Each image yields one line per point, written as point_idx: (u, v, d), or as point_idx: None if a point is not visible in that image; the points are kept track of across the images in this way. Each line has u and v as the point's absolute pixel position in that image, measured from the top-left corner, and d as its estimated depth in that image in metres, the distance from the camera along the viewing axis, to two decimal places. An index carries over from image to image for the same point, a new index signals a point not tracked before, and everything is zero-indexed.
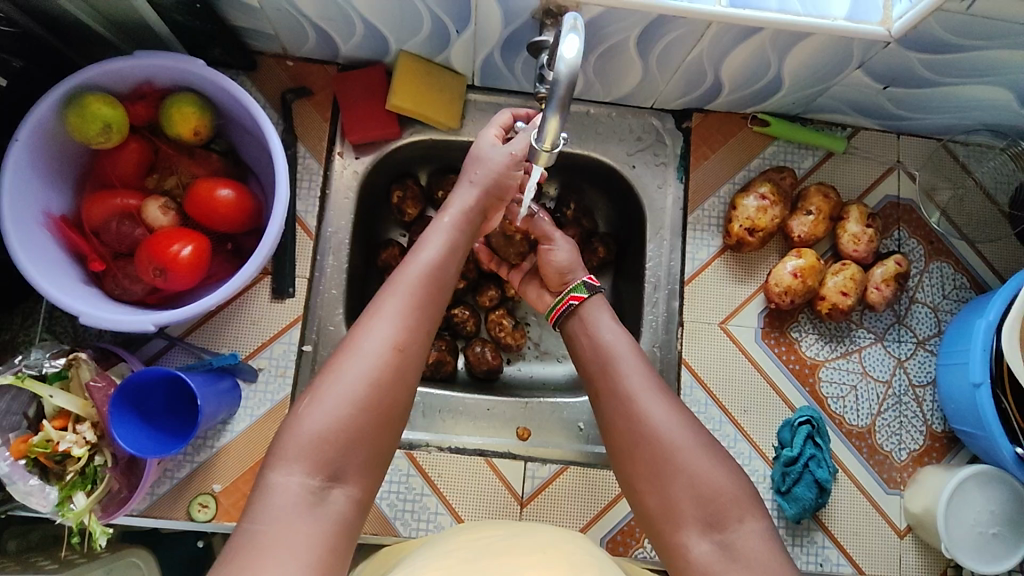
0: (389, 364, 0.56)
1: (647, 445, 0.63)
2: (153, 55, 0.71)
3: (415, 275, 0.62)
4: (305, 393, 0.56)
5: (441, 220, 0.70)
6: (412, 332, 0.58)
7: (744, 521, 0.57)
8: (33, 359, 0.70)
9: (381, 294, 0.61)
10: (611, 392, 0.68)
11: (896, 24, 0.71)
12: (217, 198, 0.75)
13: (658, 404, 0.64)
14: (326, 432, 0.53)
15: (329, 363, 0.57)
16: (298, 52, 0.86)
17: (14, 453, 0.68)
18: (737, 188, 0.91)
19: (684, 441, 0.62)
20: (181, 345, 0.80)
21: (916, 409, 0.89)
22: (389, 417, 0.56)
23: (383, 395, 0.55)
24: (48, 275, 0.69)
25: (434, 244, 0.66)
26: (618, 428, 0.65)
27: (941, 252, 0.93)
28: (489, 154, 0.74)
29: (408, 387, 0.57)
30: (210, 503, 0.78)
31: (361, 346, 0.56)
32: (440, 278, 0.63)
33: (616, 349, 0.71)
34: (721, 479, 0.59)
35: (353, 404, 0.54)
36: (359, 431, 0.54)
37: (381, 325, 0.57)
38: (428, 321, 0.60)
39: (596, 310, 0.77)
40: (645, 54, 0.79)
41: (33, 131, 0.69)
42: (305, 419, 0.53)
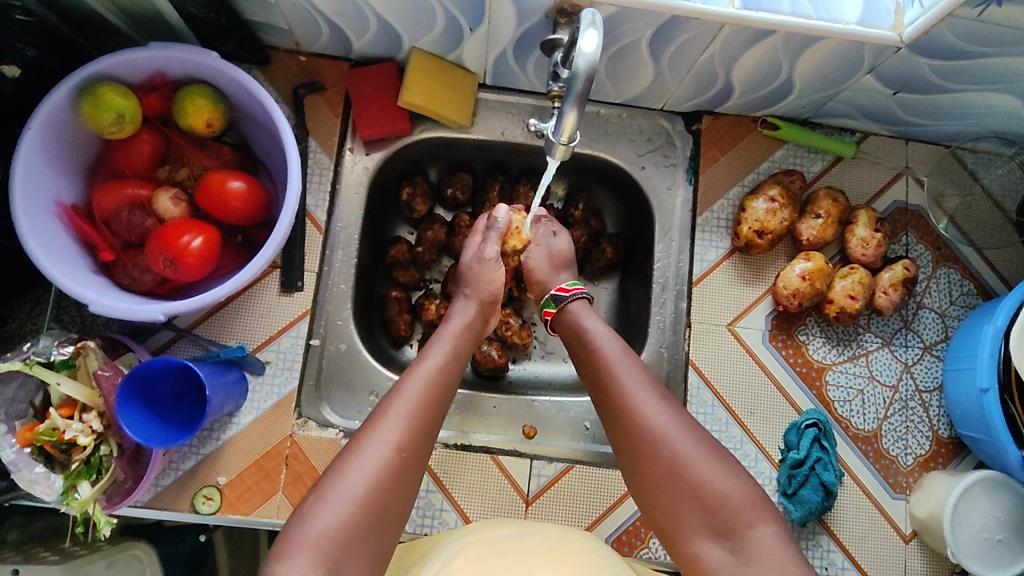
0: (393, 467, 0.58)
1: (650, 456, 0.63)
2: (168, 47, 0.71)
3: (421, 381, 0.64)
4: (309, 491, 0.57)
5: (445, 329, 0.73)
6: (414, 437, 0.60)
7: (752, 526, 0.58)
8: (41, 346, 0.70)
9: (387, 400, 0.63)
10: (610, 403, 0.68)
11: (907, 29, 0.71)
12: (228, 190, 0.75)
13: (656, 412, 0.65)
14: (330, 530, 0.54)
15: (334, 464, 0.58)
16: (311, 48, 0.86)
17: (21, 441, 0.68)
18: (745, 190, 0.91)
19: (687, 450, 0.62)
20: (188, 337, 0.80)
21: (922, 414, 0.89)
22: (387, 520, 0.57)
23: (384, 496, 0.57)
24: (59, 263, 0.69)
25: (437, 351, 0.69)
26: (623, 442, 0.66)
27: (949, 258, 0.93)
28: (469, 263, 0.80)
29: (406, 494, 0.59)
30: (214, 496, 0.78)
31: (365, 451, 0.58)
32: (442, 387, 0.66)
33: (610, 353, 0.71)
34: (727, 486, 0.60)
35: (354, 503, 0.55)
36: (360, 529, 0.55)
37: (387, 429, 0.60)
38: (430, 431, 0.63)
39: (585, 316, 0.77)
40: (657, 55, 0.79)
41: (47, 119, 0.69)
42: (311, 518, 0.54)
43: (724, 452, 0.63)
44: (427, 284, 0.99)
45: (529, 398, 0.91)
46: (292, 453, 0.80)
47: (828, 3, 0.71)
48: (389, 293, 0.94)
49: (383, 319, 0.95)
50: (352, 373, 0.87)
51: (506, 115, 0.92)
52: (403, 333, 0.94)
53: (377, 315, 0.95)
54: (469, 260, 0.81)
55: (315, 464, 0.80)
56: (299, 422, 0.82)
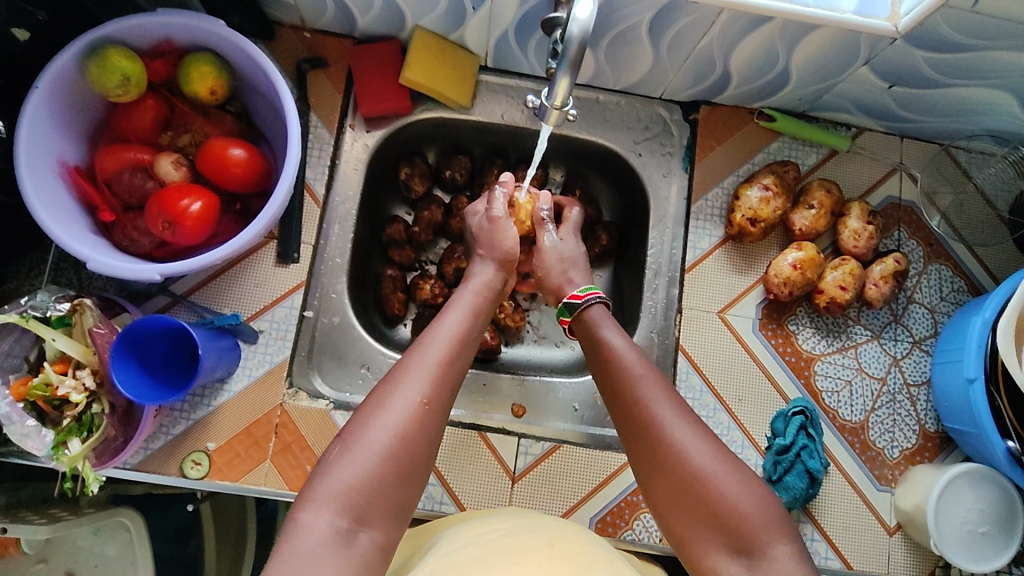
0: (419, 417, 0.58)
1: (671, 472, 0.61)
2: (175, 13, 0.72)
3: (443, 337, 0.64)
4: (332, 444, 0.56)
5: (465, 292, 0.73)
6: (439, 388, 0.60)
7: (774, 545, 0.56)
8: (39, 301, 0.71)
9: (408, 354, 0.63)
10: (629, 416, 0.65)
11: (903, 20, 0.72)
12: (229, 156, 0.76)
13: (679, 428, 0.62)
14: (354, 479, 0.54)
15: (357, 415, 0.58)
16: (316, 24, 0.88)
17: (14, 394, 0.69)
18: (740, 180, 0.92)
19: (710, 468, 0.59)
20: (184, 303, 0.81)
21: (910, 407, 0.89)
22: (414, 470, 0.57)
23: (410, 448, 0.57)
24: (59, 220, 0.70)
25: (457, 313, 0.69)
26: (643, 456, 0.63)
27: (940, 255, 0.93)
28: (479, 225, 0.81)
29: (433, 441, 0.59)
30: (203, 461, 0.79)
31: (389, 403, 0.58)
32: (464, 343, 0.65)
33: (631, 359, 0.69)
34: (750, 505, 0.58)
35: (379, 453, 0.55)
36: (386, 479, 0.55)
37: (409, 382, 0.59)
38: (454, 383, 0.63)
39: (605, 325, 0.74)
40: (657, 40, 0.80)
41: (54, 78, 0.70)
42: (333, 470, 0.54)
43: (747, 469, 0.61)
44: (423, 266, 1.00)
45: (520, 377, 0.92)
46: (282, 422, 0.81)
47: None
48: (384, 271, 0.95)
49: (377, 297, 0.95)
50: (344, 347, 0.87)
51: (507, 98, 0.93)
52: (397, 311, 0.94)
53: (372, 292, 0.96)
54: (480, 224, 0.82)
55: (304, 434, 0.81)
56: (290, 392, 0.82)
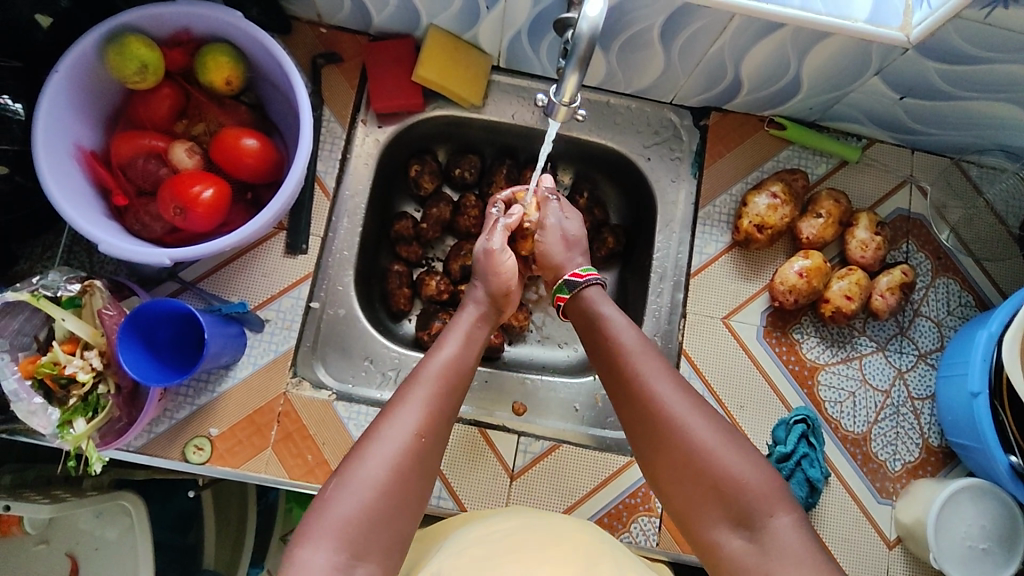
0: (413, 453, 0.59)
1: (669, 444, 0.63)
2: (194, 4, 0.74)
3: (436, 370, 0.65)
4: (331, 476, 0.58)
5: (460, 318, 0.74)
6: (433, 423, 0.62)
7: (774, 516, 0.58)
8: (50, 280, 0.72)
9: (404, 387, 0.64)
10: (627, 392, 0.67)
11: (915, 30, 0.72)
12: (242, 146, 0.77)
13: (677, 401, 0.64)
14: (351, 516, 0.55)
15: (354, 449, 0.59)
16: (332, 20, 0.89)
17: (23, 372, 0.70)
18: (749, 187, 0.92)
19: (709, 440, 0.62)
20: (192, 289, 0.82)
21: (913, 421, 0.88)
22: (410, 503, 0.58)
23: (404, 484, 0.58)
24: (73, 202, 0.71)
25: (452, 340, 0.69)
26: (642, 432, 0.66)
27: (949, 269, 0.93)
28: (475, 254, 0.80)
29: (427, 476, 0.60)
30: (205, 446, 0.79)
31: (385, 438, 0.59)
32: (459, 376, 0.66)
33: (623, 338, 0.70)
34: (748, 476, 0.60)
35: (375, 488, 0.56)
36: (381, 514, 0.56)
37: (404, 415, 0.61)
38: (448, 416, 0.64)
39: (601, 302, 0.75)
40: (668, 44, 0.81)
41: (74, 63, 0.71)
42: (333, 503, 0.55)
43: (744, 441, 0.63)
44: (430, 262, 1.00)
45: (522, 376, 0.92)
46: (285, 411, 0.82)
47: (838, 1, 0.73)
48: (391, 266, 0.96)
49: (383, 292, 0.96)
50: (348, 339, 0.88)
51: (518, 99, 0.94)
52: (402, 306, 0.95)
53: (378, 287, 0.96)
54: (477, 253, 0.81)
55: (306, 423, 0.82)
56: (293, 381, 0.83)
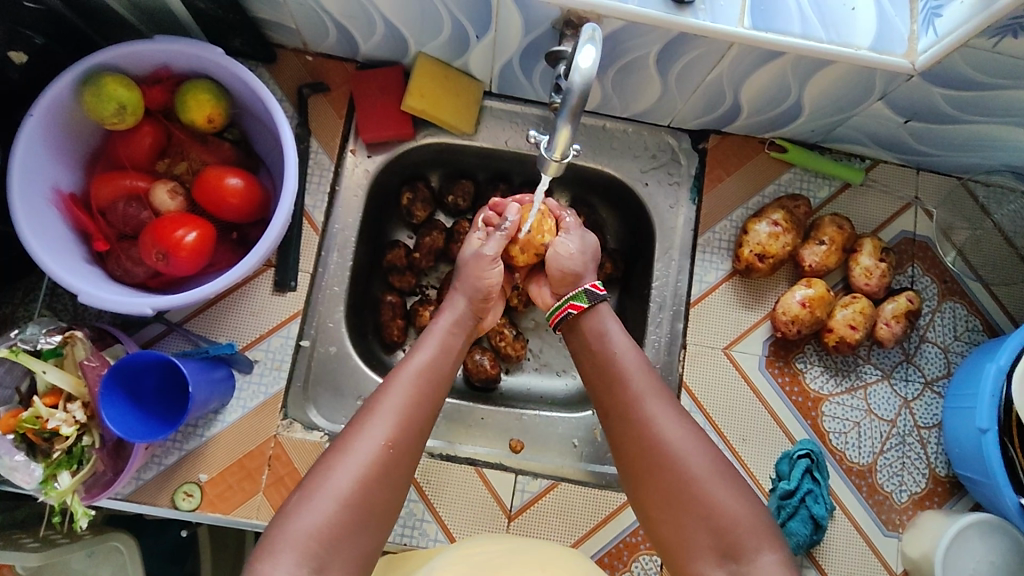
0: (381, 463, 0.58)
1: (659, 470, 0.62)
2: (172, 41, 0.71)
3: (410, 378, 0.64)
4: (297, 488, 0.57)
5: (436, 323, 0.72)
6: (403, 432, 0.60)
7: (760, 552, 0.56)
8: (29, 334, 0.70)
9: (377, 394, 0.63)
10: (619, 412, 0.66)
11: (920, 58, 0.69)
12: (226, 186, 0.75)
13: (669, 426, 0.63)
14: (315, 526, 0.54)
15: (325, 458, 0.58)
16: (318, 48, 0.86)
17: (3, 428, 0.68)
18: (749, 213, 0.90)
19: (699, 469, 0.61)
20: (179, 331, 0.80)
21: (920, 451, 0.87)
22: (379, 511, 0.58)
23: (370, 495, 0.57)
24: (51, 251, 0.69)
25: (428, 346, 0.68)
26: (631, 455, 0.64)
27: (955, 292, 0.91)
28: (466, 257, 0.77)
29: (396, 487, 0.59)
30: (195, 493, 0.77)
31: (354, 446, 0.58)
32: (435, 383, 0.65)
33: (622, 362, 0.69)
34: (735, 509, 0.59)
35: (340, 500, 0.56)
36: (347, 526, 0.55)
37: (374, 424, 0.60)
38: (423, 421, 0.63)
39: (608, 318, 0.73)
40: (665, 71, 0.78)
41: (49, 106, 0.69)
42: (297, 516, 0.54)
43: (735, 475, 0.62)
44: (423, 290, 0.98)
45: (518, 411, 0.91)
46: (275, 454, 0.79)
47: (841, 27, 0.69)
48: (383, 297, 0.93)
49: (377, 323, 0.94)
50: (341, 377, 0.86)
51: (511, 124, 0.91)
52: (396, 338, 0.93)
53: (371, 319, 0.94)
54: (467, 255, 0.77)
55: (298, 466, 0.79)
56: (284, 423, 0.81)
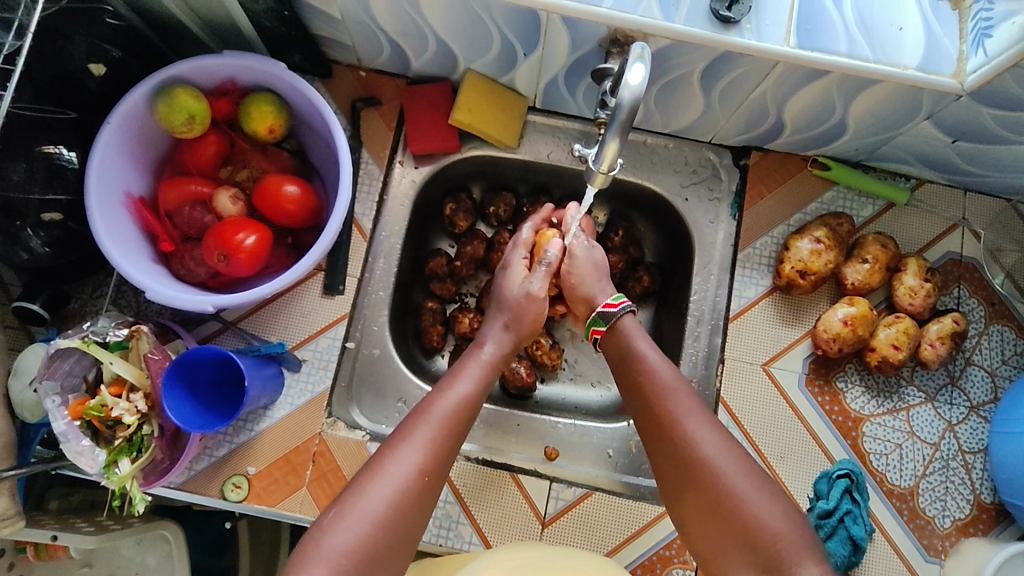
0: (411, 489, 0.59)
1: (698, 484, 0.62)
2: (240, 56, 0.76)
3: (446, 409, 0.65)
4: (331, 505, 0.58)
5: (476, 356, 0.73)
6: (433, 460, 0.61)
7: (803, 566, 0.56)
8: (100, 326, 0.75)
9: (410, 421, 0.64)
10: (657, 427, 0.66)
11: (970, 78, 0.68)
12: (284, 193, 0.79)
13: (706, 439, 0.63)
14: (349, 546, 0.55)
15: (356, 480, 0.60)
16: (371, 64, 0.91)
17: (71, 414, 0.72)
18: (791, 230, 0.90)
19: (738, 484, 0.60)
20: (233, 330, 0.84)
21: (964, 476, 0.85)
22: (408, 536, 0.59)
23: (401, 519, 0.58)
24: (123, 250, 0.73)
25: (466, 378, 0.69)
26: (671, 470, 0.64)
27: (1003, 315, 0.89)
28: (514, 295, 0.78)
29: (424, 515, 0.61)
30: (243, 485, 0.80)
31: (386, 471, 0.59)
32: (468, 416, 0.66)
33: (657, 377, 0.69)
34: (780, 526, 0.58)
35: (372, 523, 0.57)
36: (377, 547, 0.56)
37: (409, 451, 0.61)
38: (452, 451, 0.64)
39: (636, 336, 0.73)
40: (708, 88, 0.80)
41: (127, 114, 0.74)
42: (331, 534, 0.56)
43: (779, 489, 0.61)
44: (463, 298, 1.00)
45: (553, 420, 0.92)
46: (319, 451, 0.82)
47: (888, 47, 0.69)
48: (424, 303, 0.96)
49: (417, 328, 0.96)
50: (383, 380, 0.89)
51: (554, 138, 0.93)
52: (436, 343, 0.95)
53: (412, 324, 0.97)
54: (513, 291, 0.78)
55: (340, 463, 0.82)
56: (328, 421, 0.84)
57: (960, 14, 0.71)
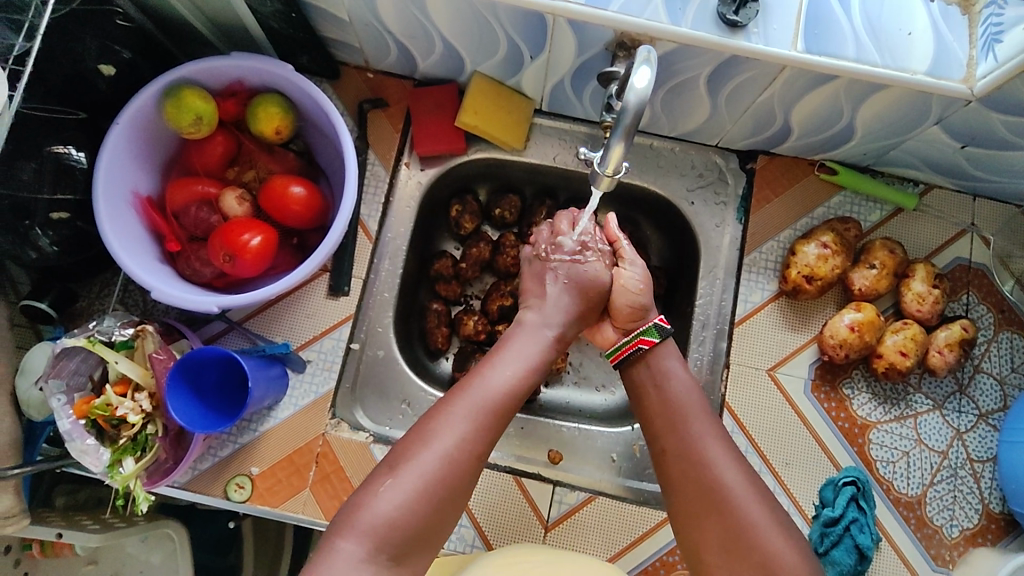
0: (466, 456, 0.60)
1: (718, 514, 0.61)
2: (247, 57, 0.76)
3: (501, 381, 0.65)
4: (380, 471, 0.59)
5: (541, 326, 0.71)
6: (482, 431, 0.61)
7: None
8: (105, 326, 0.75)
9: (465, 388, 0.64)
10: (682, 453, 0.65)
11: (979, 83, 0.68)
12: (290, 194, 0.79)
13: (732, 472, 0.63)
14: (393, 512, 0.56)
15: (402, 450, 0.60)
16: (378, 66, 0.91)
17: (77, 412, 0.72)
18: (798, 234, 0.89)
19: (759, 520, 0.60)
20: (238, 330, 0.84)
21: (973, 485, 0.84)
22: (449, 506, 0.60)
23: (444, 489, 0.59)
24: (130, 250, 0.74)
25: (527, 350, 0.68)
26: (688, 497, 0.63)
27: (1012, 322, 0.88)
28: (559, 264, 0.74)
29: (468, 486, 0.61)
30: (246, 485, 0.81)
31: (442, 436, 0.60)
32: (521, 389, 0.66)
33: (687, 403, 0.68)
34: (793, 561, 0.58)
35: (417, 493, 0.57)
36: (416, 518, 0.57)
37: (465, 417, 0.61)
38: (506, 418, 0.64)
39: (671, 357, 0.72)
40: (715, 92, 0.79)
41: (134, 115, 0.74)
42: (378, 500, 0.57)
43: (793, 525, 0.62)
44: (467, 300, 1.00)
45: (557, 423, 0.92)
46: (323, 452, 0.82)
47: (897, 51, 0.69)
48: (429, 305, 0.96)
49: (422, 330, 0.96)
50: (387, 381, 0.89)
51: (560, 141, 0.93)
52: (440, 345, 0.95)
53: (416, 326, 0.97)
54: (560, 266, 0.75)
55: (343, 465, 0.82)
56: (332, 422, 0.84)
57: (970, 19, 0.70)
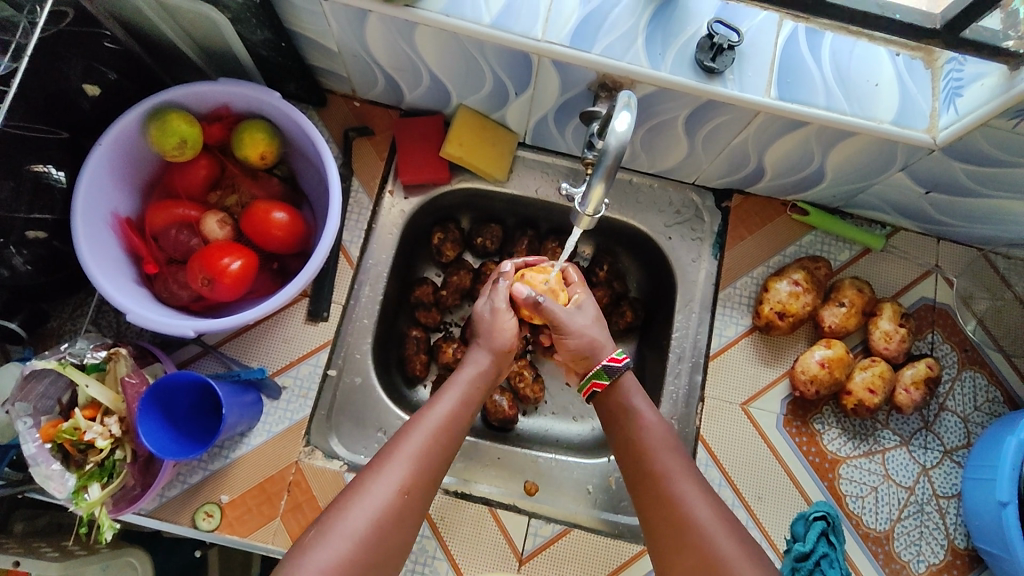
0: (394, 507, 0.61)
1: (686, 549, 0.62)
2: (234, 84, 0.77)
3: (429, 427, 0.66)
4: (313, 523, 0.60)
5: (460, 373, 0.74)
6: (418, 479, 0.63)
7: None
8: (78, 348, 0.74)
9: (395, 439, 0.66)
10: (649, 487, 0.67)
11: (942, 133, 0.71)
12: (272, 220, 0.80)
13: (698, 504, 0.64)
14: (328, 564, 0.56)
15: (339, 498, 0.61)
16: (365, 95, 0.92)
17: (43, 436, 0.71)
18: (770, 271, 0.92)
19: (729, 551, 0.60)
20: (213, 354, 0.84)
21: (938, 520, 0.86)
22: (385, 559, 0.60)
23: (383, 537, 0.60)
24: (106, 272, 0.73)
25: (449, 397, 0.70)
26: (662, 536, 0.64)
27: (975, 361, 0.91)
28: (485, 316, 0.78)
29: (408, 534, 0.62)
30: (215, 513, 0.79)
31: (370, 488, 0.61)
32: (450, 436, 0.68)
33: (650, 439, 0.70)
34: None
35: (353, 540, 0.58)
36: (357, 565, 0.58)
37: (392, 468, 0.63)
38: (434, 473, 0.65)
39: (634, 393, 0.75)
40: (693, 133, 0.82)
41: (117, 136, 0.74)
42: (311, 554, 0.57)
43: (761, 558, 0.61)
44: (447, 327, 1.01)
45: (534, 454, 0.92)
46: (295, 480, 0.81)
47: (864, 100, 0.72)
48: (408, 331, 0.96)
49: (400, 357, 0.96)
50: (365, 410, 0.88)
51: (542, 174, 0.95)
52: (418, 372, 0.95)
53: (395, 352, 0.96)
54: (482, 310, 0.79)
55: (316, 494, 0.81)
56: (306, 450, 0.83)
57: (933, 72, 0.74)
